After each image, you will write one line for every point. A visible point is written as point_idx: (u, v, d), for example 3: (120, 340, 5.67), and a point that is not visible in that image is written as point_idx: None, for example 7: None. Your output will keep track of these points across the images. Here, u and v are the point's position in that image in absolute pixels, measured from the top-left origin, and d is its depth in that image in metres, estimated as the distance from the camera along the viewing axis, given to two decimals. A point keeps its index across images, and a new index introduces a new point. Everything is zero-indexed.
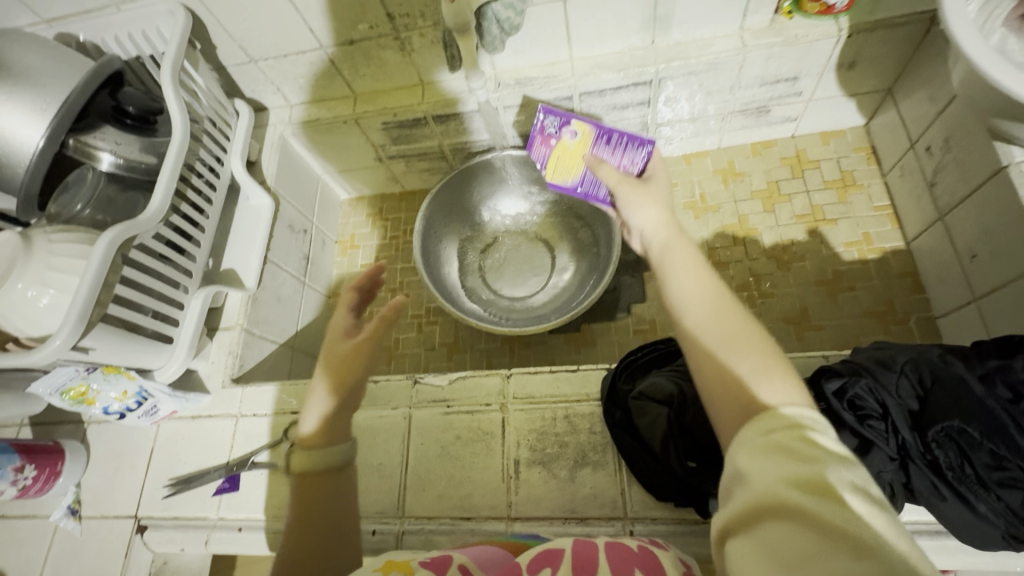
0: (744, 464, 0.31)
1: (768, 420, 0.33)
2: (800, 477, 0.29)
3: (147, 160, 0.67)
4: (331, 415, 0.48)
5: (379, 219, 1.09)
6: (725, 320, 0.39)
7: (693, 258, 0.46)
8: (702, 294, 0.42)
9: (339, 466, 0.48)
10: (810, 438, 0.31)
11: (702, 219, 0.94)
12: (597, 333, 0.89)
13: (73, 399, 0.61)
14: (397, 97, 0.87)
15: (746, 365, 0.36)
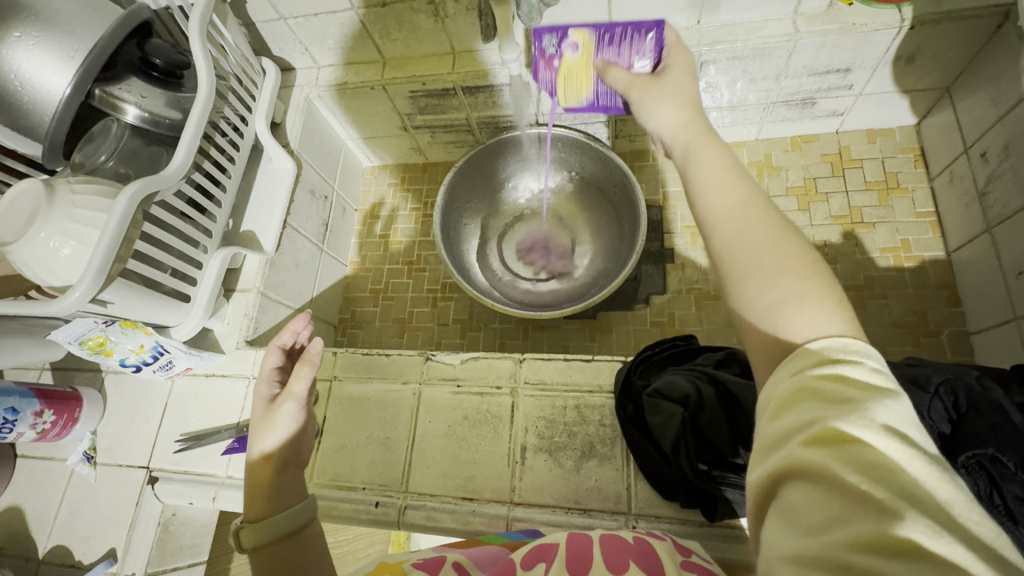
0: (771, 415, 0.30)
1: (801, 359, 0.31)
2: (825, 423, 0.27)
3: (172, 116, 0.67)
4: (272, 481, 0.46)
5: (401, 189, 1.08)
6: (756, 238, 0.37)
7: (725, 168, 0.41)
8: (728, 211, 0.39)
9: (296, 528, 0.45)
10: (839, 377, 0.29)
11: None
12: (614, 322, 0.88)
13: (91, 348, 0.62)
14: (425, 64, 0.84)
15: (772, 293, 0.34)
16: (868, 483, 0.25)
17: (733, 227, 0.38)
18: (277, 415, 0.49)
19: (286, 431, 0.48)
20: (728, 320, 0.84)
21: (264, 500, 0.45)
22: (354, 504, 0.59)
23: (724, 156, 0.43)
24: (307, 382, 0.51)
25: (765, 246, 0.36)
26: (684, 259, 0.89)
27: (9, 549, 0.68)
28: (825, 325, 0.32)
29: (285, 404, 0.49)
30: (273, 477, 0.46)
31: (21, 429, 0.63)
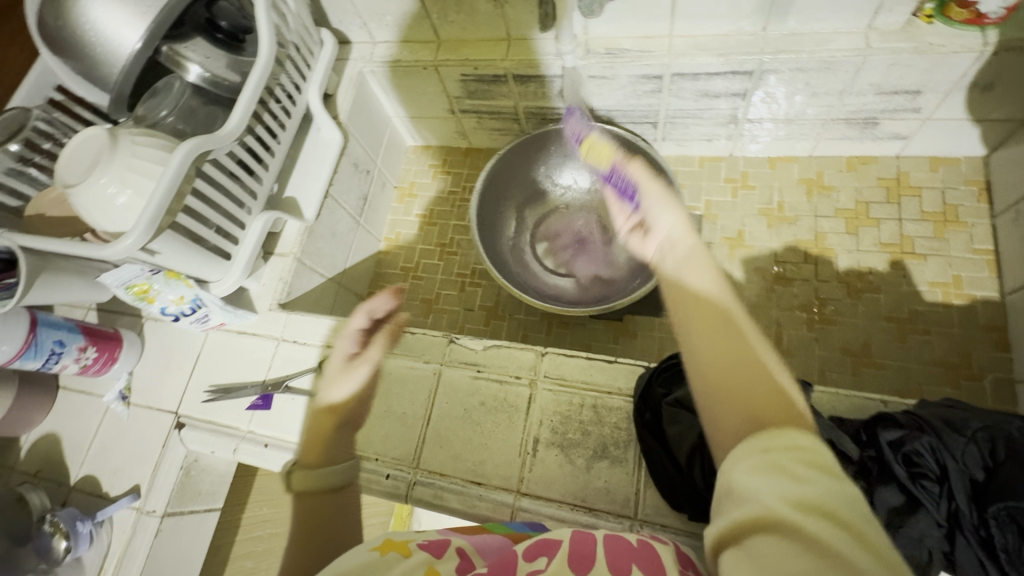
0: (739, 479, 0.32)
1: (773, 436, 0.32)
2: (797, 495, 0.29)
3: (231, 79, 0.69)
4: (332, 436, 0.51)
5: (441, 171, 1.08)
6: (735, 348, 0.38)
7: (711, 279, 0.43)
8: (706, 320, 0.40)
9: (338, 487, 0.49)
10: (809, 456, 0.31)
11: (775, 230, 0.87)
12: (639, 326, 0.87)
13: (136, 294, 0.66)
14: (480, 49, 0.84)
15: (745, 382, 0.36)
16: (830, 548, 0.27)
17: (710, 334, 0.39)
18: (354, 374, 0.53)
19: (359, 390, 0.52)
20: None
21: (320, 450, 0.50)
22: (365, 473, 0.61)
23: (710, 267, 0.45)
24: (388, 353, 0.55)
25: (743, 359, 0.37)
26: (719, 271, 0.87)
27: (43, 473, 0.72)
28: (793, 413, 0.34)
29: (365, 366, 0.53)
30: (335, 431, 0.51)
31: (65, 362, 0.67)
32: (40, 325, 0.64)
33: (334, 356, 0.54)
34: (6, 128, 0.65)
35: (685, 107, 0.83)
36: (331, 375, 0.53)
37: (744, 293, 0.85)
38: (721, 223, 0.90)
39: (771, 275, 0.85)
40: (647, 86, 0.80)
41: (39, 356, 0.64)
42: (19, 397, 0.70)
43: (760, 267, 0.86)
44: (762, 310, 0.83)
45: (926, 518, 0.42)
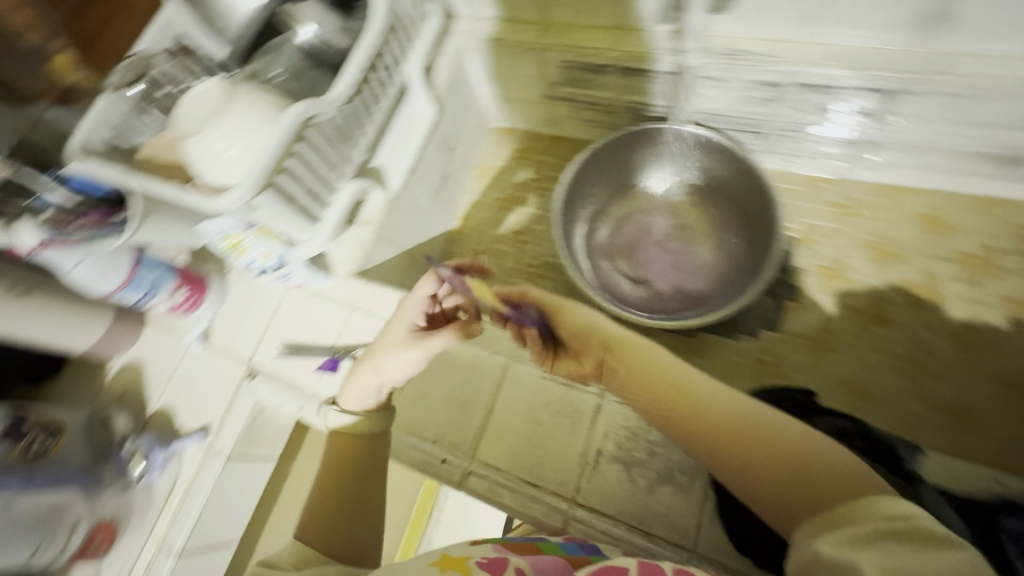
0: (827, 548, 0.34)
1: (861, 506, 0.36)
2: (894, 564, 0.31)
3: (339, 42, 0.68)
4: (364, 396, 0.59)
5: (523, 157, 1.06)
6: (756, 437, 0.43)
7: (679, 394, 0.46)
8: (712, 445, 0.44)
9: (377, 434, 0.60)
10: (895, 522, 0.34)
11: (880, 265, 0.81)
12: (711, 346, 0.83)
13: (228, 245, 0.69)
14: (587, 35, 0.80)
15: (779, 456, 0.41)
16: None
17: (733, 445, 0.43)
18: (407, 350, 0.57)
19: (398, 365, 0.57)
20: (840, 378, 0.76)
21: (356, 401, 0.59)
22: (422, 454, 0.62)
23: (666, 377, 0.48)
24: (442, 344, 0.58)
25: (770, 462, 0.41)
26: (808, 301, 0.82)
27: (126, 397, 0.76)
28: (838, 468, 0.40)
29: (417, 349, 0.57)
30: (373, 390, 0.59)
31: (158, 299, 0.71)
32: (143, 263, 0.69)
33: (396, 324, 0.59)
34: (134, 71, 0.68)
35: (803, 120, 0.77)
36: (390, 338, 0.58)
37: (834, 329, 0.79)
38: (818, 250, 0.83)
39: (867, 313, 0.79)
40: (764, 93, 0.75)
41: (137, 290, 0.68)
42: (113, 324, 0.75)
43: (856, 304, 0.80)
44: (849, 350, 0.78)
45: None
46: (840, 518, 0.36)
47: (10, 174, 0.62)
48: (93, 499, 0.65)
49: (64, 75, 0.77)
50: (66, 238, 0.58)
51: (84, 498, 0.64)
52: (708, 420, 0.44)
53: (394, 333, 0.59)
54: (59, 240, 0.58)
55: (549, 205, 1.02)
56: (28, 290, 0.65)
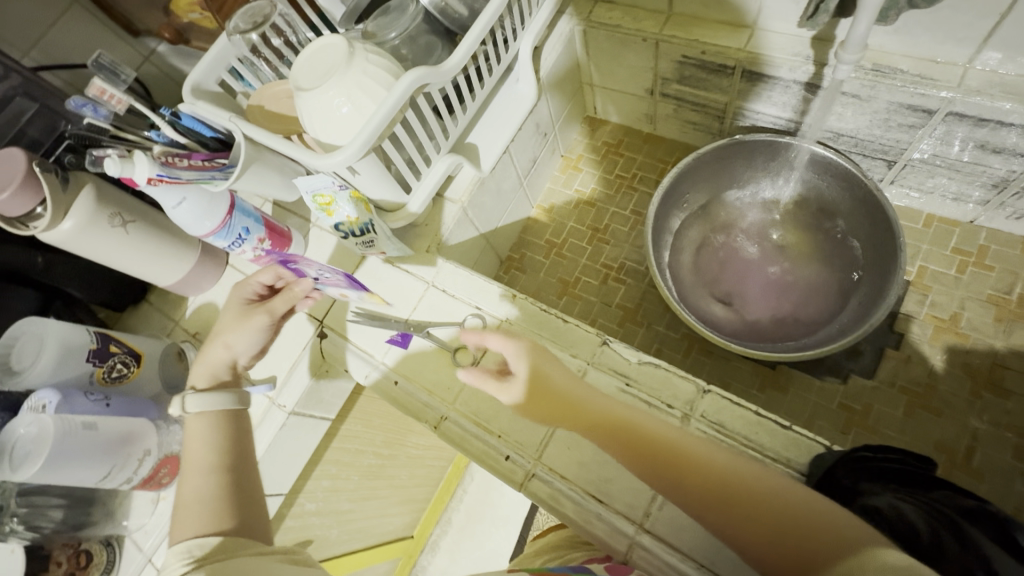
0: None
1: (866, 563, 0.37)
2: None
3: (460, 13, 0.67)
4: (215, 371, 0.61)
5: (614, 152, 1.01)
6: (739, 497, 0.44)
7: (653, 445, 0.48)
8: (700, 502, 0.45)
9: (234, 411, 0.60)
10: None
11: (1004, 325, 0.72)
12: (794, 382, 0.77)
13: (318, 203, 0.65)
14: (714, 32, 0.75)
15: (763, 517, 0.43)
16: None
17: (718, 506, 0.44)
18: (249, 322, 0.61)
19: (245, 331, 0.61)
20: (936, 442, 0.69)
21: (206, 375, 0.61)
22: (484, 447, 0.60)
23: (641, 434, 0.48)
24: (283, 305, 0.63)
25: (758, 517, 0.43)
26: (911, 352, 0.74)
27: (201, 335, 0.78)
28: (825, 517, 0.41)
29: (260, 313, 0.61)
30: (223, 369, 0.62)
31: (245, 248, 0.72)
32: (236, 210, 0.68)
33: (235, 302, 0.64)
34: (252, 19, 0.65)
35: (944, 153, 0.69)
36: (230, 319, 0.63)
37: (939, 388, 0.72)
38: (932, 298, 0.76)
39: (981, 377, 0.71)
40: (908, 118, 0.67)
41: (228, 237, 0.68)
42: (198, 263, 0.76)
43: (968, 365, 0.72)
44: (953, 414, 0.70)
45: None
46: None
47: (129, 106, 0.63)
48: (163, 431, 0.66)
49: (183, 12, 0.79)
50: (174, 177, 0.58)
51: (155, 429, 0.65)
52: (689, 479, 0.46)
53: (231, 314, 0.63)
54: (167, 178, 0.58)
55: (634, 205, 0.97)
56: (125, 223, 0.66)
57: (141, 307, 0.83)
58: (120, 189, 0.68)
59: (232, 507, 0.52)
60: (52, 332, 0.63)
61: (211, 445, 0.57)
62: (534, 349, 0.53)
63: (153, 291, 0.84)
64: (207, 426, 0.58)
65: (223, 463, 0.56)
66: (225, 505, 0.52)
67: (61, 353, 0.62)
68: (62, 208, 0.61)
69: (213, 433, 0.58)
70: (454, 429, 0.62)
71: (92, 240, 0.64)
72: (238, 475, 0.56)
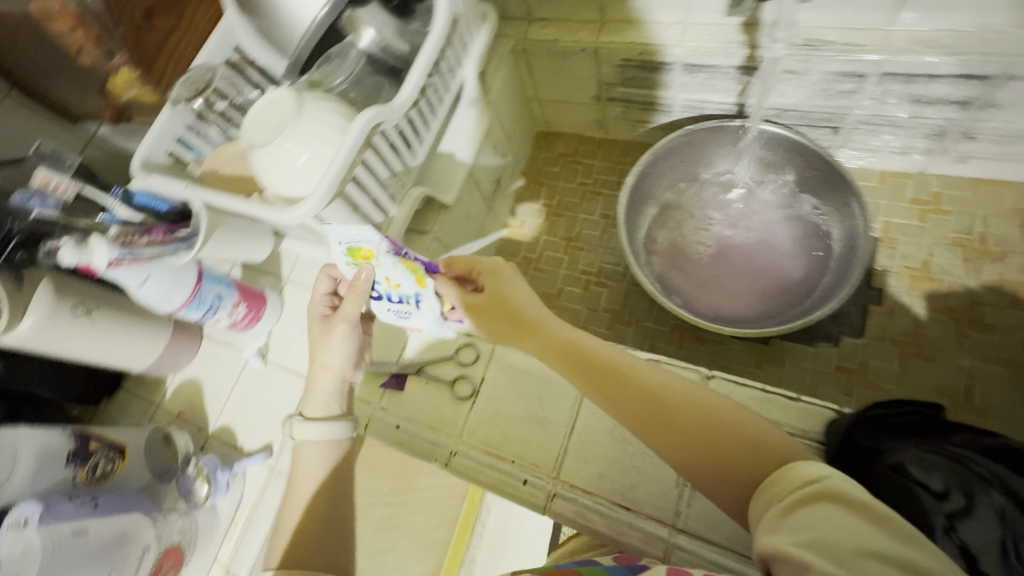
0: (770, 519, 0.36)
1: (783, 477, 0.38)
2: (820, 538, 0.33)
3: (400, 50, 0.68)
4: (320, 401, 0.62)
5: (573, 162, 1.03)
6: (686, 417, 0.45)
7: (601, 367, 0.50)
8: (645, 424, 0.46)
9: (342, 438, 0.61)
10: (820, 494, 0.36)
11: (972, 264, 0.75)
12: (789, 354, 0.78)
13: (351, 259, 0.56)
14: (648, 32, 0.77)
15: (710, 439, 0.43)
16: (873, 564, 0.31)
17: (664, 425, 0.45)
18: (335, 335, 0.61)
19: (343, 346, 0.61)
20: (936, 386, 0.71)
21: (313, 398, 0.62)
22: (501, 475, 0.58)
23: (596, 360, 0.50)
24: (355, 308, 0.59)
25: (689, 433, 0.44)
26: (893, 305, 0.76)
27: (185, 415, 0.75)
28: (764, 435, 0.43)
29: (343, 323, 0.60)
30: (336, 387, 0.62)
31: (220, 315, 0.70)
32: (205, 278, 0.67)
33: (316, 317, 0.63)
34: (194, 86, 0.64)
35: (883, 113, 0.73)
36: (319, 337, 0.63)
37: (927, 335, 0.74)
38: (901, 250, 0.78)
39: (961, 316, 0.73)
40: (844, 84, 0.70)
41: (200, 308, 0.67)
42: (172, 340, 0.73)
43: (949, 307, 0.74)
44: (945, 357, 0.72)
45: None
46: (768, 497, 0.38)
47: (77, 191, 0.61)
48: (160, 523, 0.62)
49: (122, 90, 0.76)
50: (137, 256, 0.57)
51: (151, 522, 0.61)
52: (635, 394, 0.47)
53: (318, 329, 0.63)
54: (129, 257, 0.56)
55: (602, 209, 0.98)
56: (89, 311, 0.63)
57: (117, 395, 0.79)
58: (79, 278, 0.65)
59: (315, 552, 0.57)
60: (26, 441, 0.58)
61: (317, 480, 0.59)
62: (505, 276, 0.59)
63: (128, 378, 0.80)
64: (320, 457, 0.60)
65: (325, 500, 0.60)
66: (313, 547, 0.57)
67: (38, 460, 0.58)
68: (19, 308, 0.58)
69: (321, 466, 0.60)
70: (466, 462, 0.60)
71: (57, 338, 0.61)
72: (332, 510, 0.60)
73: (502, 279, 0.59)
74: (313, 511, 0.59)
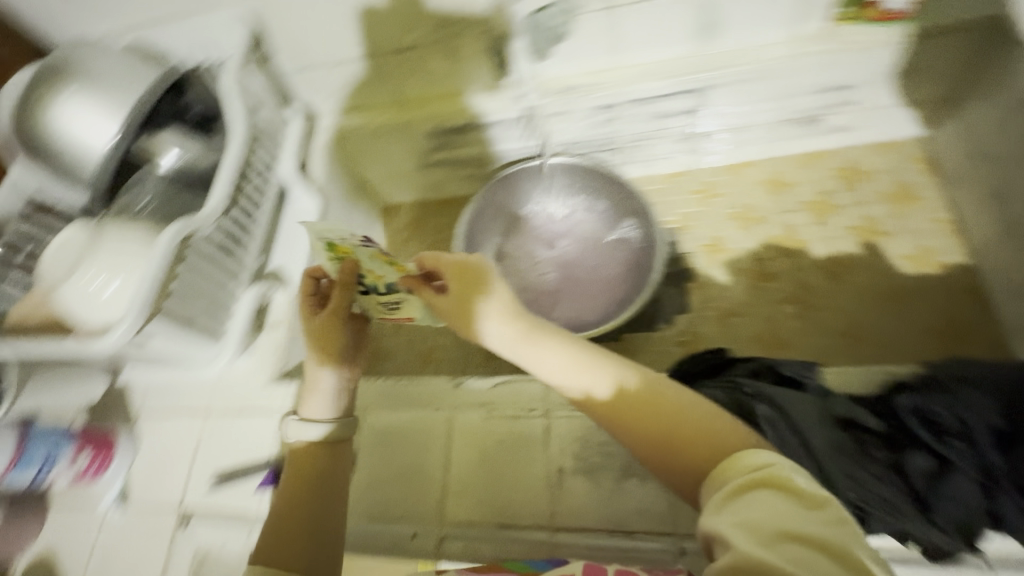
0: (716, 503, 0.37)
1: (733, 466, 0.38)
2: (756, 520, 0.34)
3: (204, 163, 0.71)
4: (316, 397, 0.59)
5: (419, 225, 1.10)
6: (654, 414, 0.43)
7: (576, 361, 0.47)
8: (616, 413, 0.44)
9: (335, 440, 0.58)
10: (766, 480, 0.37)
11: (748, 230, 0.91)
12: (637, 344, 0.88)
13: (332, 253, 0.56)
14: (440, 104, 0.88)
15: (677, 434, 0.42)
16: (797, 544, 0.33)
17: (634, 419, 0.43)
18: (325, 333, 0.59)
19: (332, 345, 0.59)
20: (754, 334, 0.84)
21: (311, 400, 0.59)
22: (390, 536, 0.59)
23: (570, 354, 0.48)
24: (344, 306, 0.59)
25: (651, 428, 0.43)
26: (705, 277, 0.90)
27: None
28: (717, 431, 0.41)
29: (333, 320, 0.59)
30: (334, 387, 0.60)
31: (61, 469, 0.65)
32: (31, 437, 0.65)
33: (304, 322, 0.62)
34: None
35: (643, 130, 0.88)
36: (312, 337, 0.61)
37: (735, 295, 0.88)
38: (695, 233, 0.93)
39: (752, 273, 0.88)
40: (603, 115, 0.86)
41: (29, 465, 0.64)
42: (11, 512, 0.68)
43: (742, 269, 0.89)
44: (753, 309, 0.86)
45: (964, 476, 0.44)
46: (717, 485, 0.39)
47: None
48: None
49: None
50: None
51: None
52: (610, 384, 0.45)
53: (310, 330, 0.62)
54: None
55: None
56: None
57: None
58: None
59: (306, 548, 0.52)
60: None
61: (310, 479, 0.55)
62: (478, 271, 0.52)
63: None
64: (313, 459, 0.57)
65: (318, 496, 0.55)
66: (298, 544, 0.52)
67: None
68: None
69: (313, 466, 0.56)
70: (354, 537, 0.59)
71: None
72: (326, 509, 0.54)
73: (482, 285, 0.52)
74: (311, 485, 0.55)
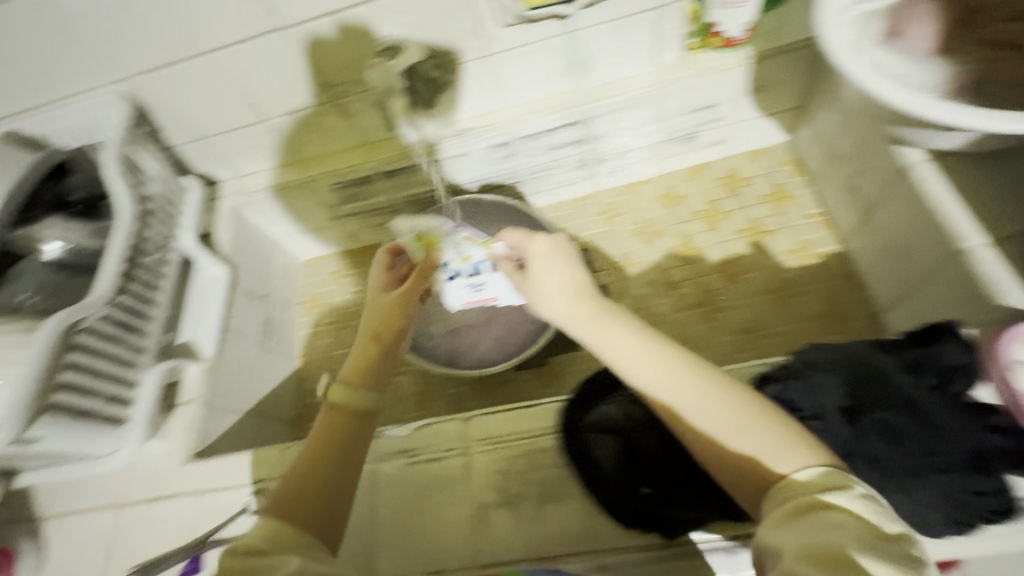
0: (774, 520, 0.37)
1: (795, 483, 0.38)
2: (814, 541, 0.34)
3: (95, 246, 0.69)
4: (365, 360, 0.59)
5: (341, 276, 1.10)
6: (721, 422, 0.42)
7: (648, 358, 0.47)
8: (680, 413, 0.44)
9: (367, 410, 0.56)
10: (827, 501, 0.36)
11: (651, 244, 0.97)
12: (562, 365, 0.91)
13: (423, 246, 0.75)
14: (342, 158, 0.90)
15: (742, 446, 0.41)
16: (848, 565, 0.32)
17: (703, 424, 0.43)
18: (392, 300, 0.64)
19: (390, 316, 0.63)
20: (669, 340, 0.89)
21: (358, 365, 0.59)
22: None
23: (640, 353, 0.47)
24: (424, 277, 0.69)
25: (716, 431, 0.42)
26: (618, 293, 0.95)
27: None
28: (769, 448, 0.41)
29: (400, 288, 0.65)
30: (385, 352, 0.61)
31: None
32: None
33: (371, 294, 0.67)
34: None
35: (540, 162, 0.93)
36: (375, 304, 0.65)
37: (647, 306, 0.93)
38: (604, 252, 0.98)
39: (659, 284, 0.94)
40: (499, 152, 0.90)
41: None
42: None
43: (650, 280, 0.94)
44: (666, 317, 0.91)
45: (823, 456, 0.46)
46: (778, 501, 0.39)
47: None
48: None
49: None
50: None
51: None
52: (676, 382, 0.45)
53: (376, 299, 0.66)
54: None
55: None
56: None
57: None
58: None
59: (315, 506, 0.48)
60: None
61: (334, 444, 0.52)
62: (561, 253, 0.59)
63: None
64: (339, 429, 0.53)
65: (334, 464, 0.51)
66: (315, 504, 0.48)
67: None
68: None
69: (336, 433, 0.53)
70: None
71: None
72: (339, 480, 0.50)
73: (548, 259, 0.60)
74: (331, 455, 0.51)
